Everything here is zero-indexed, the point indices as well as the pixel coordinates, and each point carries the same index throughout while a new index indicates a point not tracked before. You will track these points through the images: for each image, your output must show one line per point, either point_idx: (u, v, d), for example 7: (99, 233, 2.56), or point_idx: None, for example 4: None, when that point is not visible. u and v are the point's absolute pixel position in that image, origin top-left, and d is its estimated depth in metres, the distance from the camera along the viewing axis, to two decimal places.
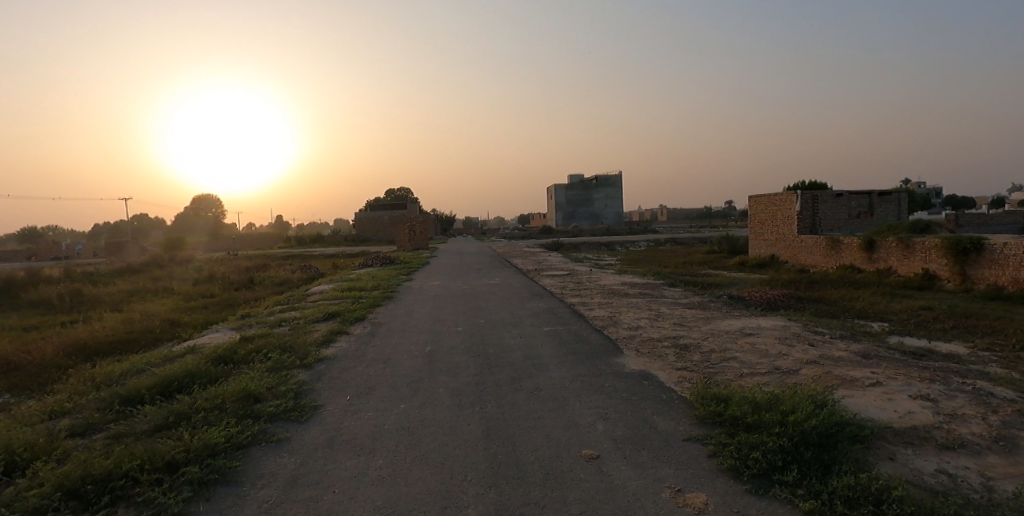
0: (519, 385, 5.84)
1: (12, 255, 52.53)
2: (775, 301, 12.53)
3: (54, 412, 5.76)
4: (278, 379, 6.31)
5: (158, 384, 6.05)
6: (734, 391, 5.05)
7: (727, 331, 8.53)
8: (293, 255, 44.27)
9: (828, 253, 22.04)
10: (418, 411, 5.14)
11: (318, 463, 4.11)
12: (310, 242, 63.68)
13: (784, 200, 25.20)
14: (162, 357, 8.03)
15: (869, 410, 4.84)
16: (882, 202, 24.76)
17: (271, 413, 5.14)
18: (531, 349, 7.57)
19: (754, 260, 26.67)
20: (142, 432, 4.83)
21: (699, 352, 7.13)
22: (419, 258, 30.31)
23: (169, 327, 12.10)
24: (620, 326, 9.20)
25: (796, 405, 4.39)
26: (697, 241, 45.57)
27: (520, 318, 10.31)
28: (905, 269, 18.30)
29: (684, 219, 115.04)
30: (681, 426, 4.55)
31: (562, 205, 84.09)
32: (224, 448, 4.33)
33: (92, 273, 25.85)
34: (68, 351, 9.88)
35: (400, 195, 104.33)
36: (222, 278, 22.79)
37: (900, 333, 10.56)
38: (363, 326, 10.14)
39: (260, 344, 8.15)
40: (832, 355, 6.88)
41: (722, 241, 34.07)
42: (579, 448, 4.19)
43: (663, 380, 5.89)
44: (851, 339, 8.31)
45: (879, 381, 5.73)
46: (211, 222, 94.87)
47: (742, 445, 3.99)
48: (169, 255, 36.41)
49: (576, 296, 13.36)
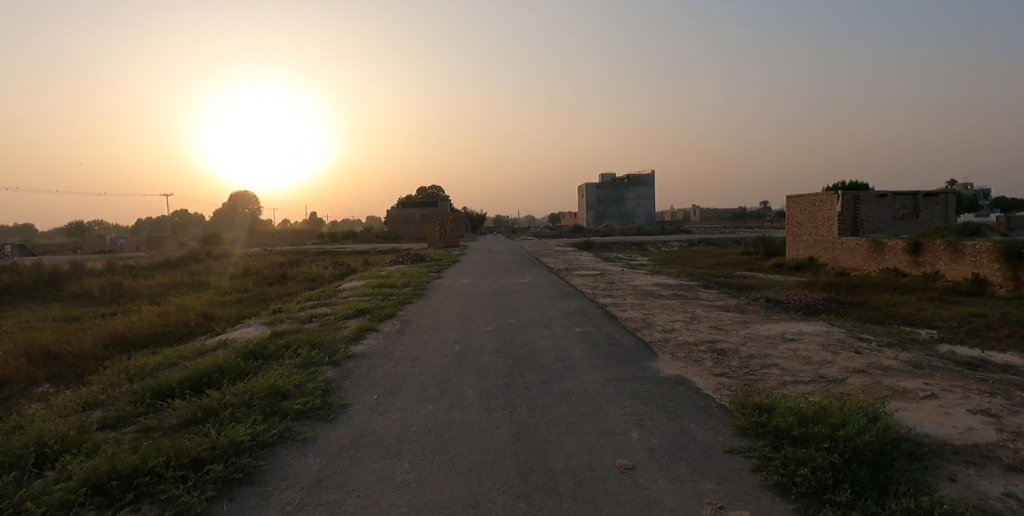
0: (549, 389, 5.67)
1: (60, 248, 54.81)
2: (815, 306, 12.02)
3: (89, 404, 5.85)
4: (306, 376, 6.27)
5: (188, 378, 6.08)
6: (777, 401, 4.79)
7: (767, 336, 8.17)
8: (326, 251, 44.96)
9: (871, 256, 21.20)
10: (445, 413, 5.02)
11: (343, 464, 4.01)
12: (342, 239, 64.66)
13: (824, 201, 24.36)
14: (194, 350, 8.12)
15: (925, 424, 4.50)
16: (929, 203, 23.70)
17: (297, 411, 5.08)
18: (561, 351, 7.39)
19: (792, 262, 25.87)
20: (170, 427, 4.83)
21: (738, 358, 6.84)
22: (449, 256, 30.28)
23: (203, 321, 12.29)
24: (654, 328, 8.94)
25: (847, 418, 4.09)
26: (731, 242, 44.60)
27: (550, 319, 10.12)
28: (953, 274, 17.42)
29: (717, 219, 112.78)
30: (721, 437, 4.30)
31: (592, 204, 83.05)
32: (249, 446, 4.27)
33: (133, 267, 26.71)
34: (106, 342, 10.11)
35: (431, 192, 105.19)
36: (256, 273, 23.22)
37: (951, 341, 9.99)
38: (392, 323, 10.10)
39: (290, 340, 8.16)
40: (881, 364, 6.50)
41: (757, 242, 33.16)
42: (612, 457, 4.00)
43: (700, 387, 5.64)
44: (900, 347, 7.86)
45: (934, 393, 5.35)
46: (247, 219, 97.28)
47: (788, 460, 3.73)
48: (207, 250, 37.31)
49: (608, 296, 13.12)
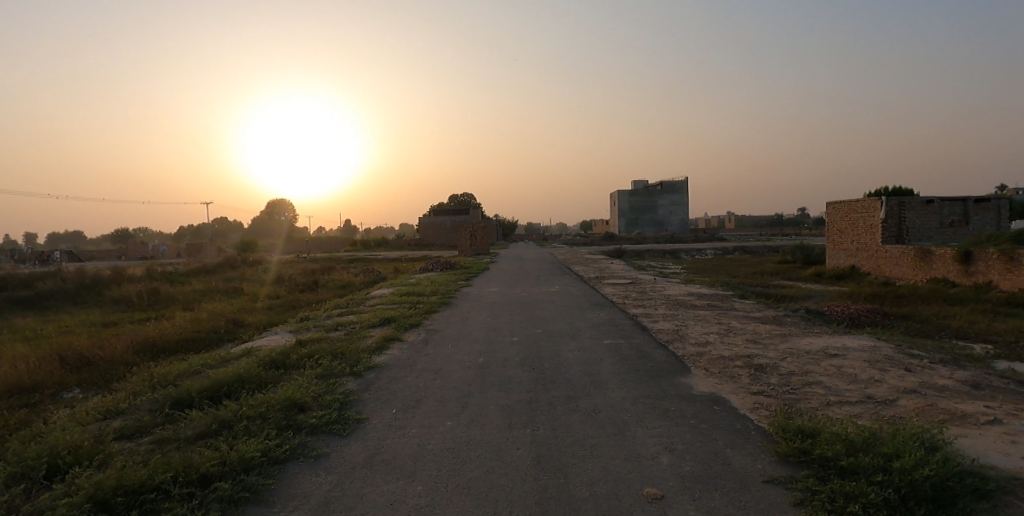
0: (574, 406, 5.40)
1: (106, 254, 56.95)
2: (858, 318, 11.40)
3: (110, 412, 5.85)
4: (326, 388, 6.13)
5: (207, 388, 6.01)
6: (822, 425, 4.42)
7: (808, 350, 7.70)
8: (359, 258, 45.61)
9: (917, 265, 20.19)
10: (464, 430, 4.81)
11: (353, 485, 3.83)
12: (374, 246, 65.48)
13: (867, 207, 23.38)
14: (219, 358, 8.12)
15: (990, 454, 4.06)
16: (980, 209, 22.47)
17: (312, 425, 4.94)
18: (589, 365, 7.09)
19: (832, 270, 24.90)
20: (184, 439, 4.75)
21: (777, 374, 6.44)
22: (479, 263, 30.32)
23: (233, 328, 12.40)
24: (687, 341, 8.56)
25: (901, 448, 3.71)
26: (768, 250, 43.41)
27: (578, 330, 9.84)
28: (1008, 284, 16.41)
29: (752, 226, 110.17)
30: (759, 464, 3.96)
31: (624, 211, 82.05)
32: (260, 462, 4.13)
33: (172, 273, 27.46)
34: (137, 349, 10.27)
35: (463, 200, 105.98)
36: (288, 280, 23.53)
37: (1009, 358, 9.29)
38: (417, 333, 9.97)
39: (314, 349, 8.07)
40: (935, 384, 5.99)
41: (795, 250, 32.06)
42: (640, 484, 3.72)
43: (737, 406, 5.30)
44: (955, 364, 7.29)
45: (997, 418, 4.86)
46: (284, 227, 99.70)
47: (836, 494, 3.39)
48: (244, 257, 38.17)
49: (639, 306, 12.76)
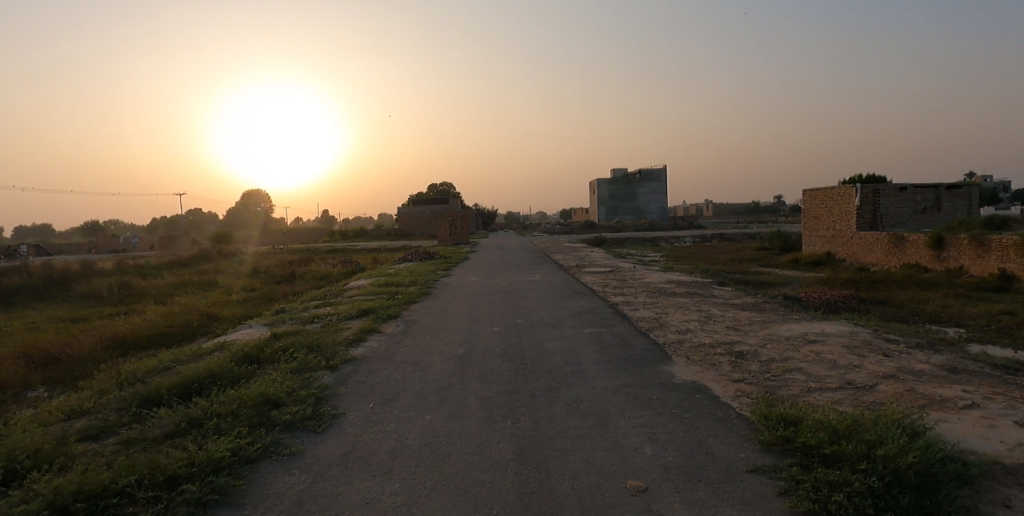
0: (555, 397, 5.32)
1: (76, 247, 55.40)
2: (835, 304, 11.52)
3: (75, 411, 5.60)
4: (301, 382, 5.96)
5: (178, 384, 5.79)
6: (804, 412, 4.40)
7: (788, 337, 7.74)
8: (337, 249, 45.00)
9: (891, 251, 20.56)
10: (443, 424, 4.69)
11: (328, 484, 3.69)
12: (353, 237, 64.75)
13: (842, 194, 23.71)
14: (190, 353, 7.85)
15: (969, 439, 4.07)
16: (952, 195, 22.91)
17: (286, 422, 4.77)
18: (570, 355, 7.02)
19: (808, 256, 25.24)
20: (152, 439, 4.56)
21: (758, 361, 6.44)
22: (459, 253, 30.06)
23: (207, 322, 12.08)
24: (667, 329, 8.55)
25: (884, 435, 3.69)
26: (745, 237, 43.94)
27: (559, 319, 9.77)
28: (978, 269, 16.77)
29: (730, 214, 111.45)
30: (742, 454, 3.92)
31: (604, 200, 82.36)
32: (230, 462, 3.96)
33: (144, 266, 26.76)
34: (106, 345, 9.94)
35: (443, 189, 105.41)
36: (265, 272, 23.10)
37: (981, 341, 9.46)
38: (395, 324, 9.80)
39: (289, 342, 7.86)
40: (913, 368, 6.04)
41: (773, 237, 32.42)
42: (623, 477, 3.64)
43: (719, 394, 5.27)
44: (931, 348, 7.37)
45: (975, 402, 4.90)
46: (260, 219, 97.85)
47: (819, 483, 3.35)
48: (219, 249, 37.36)
49: (620, 294, 12.76)
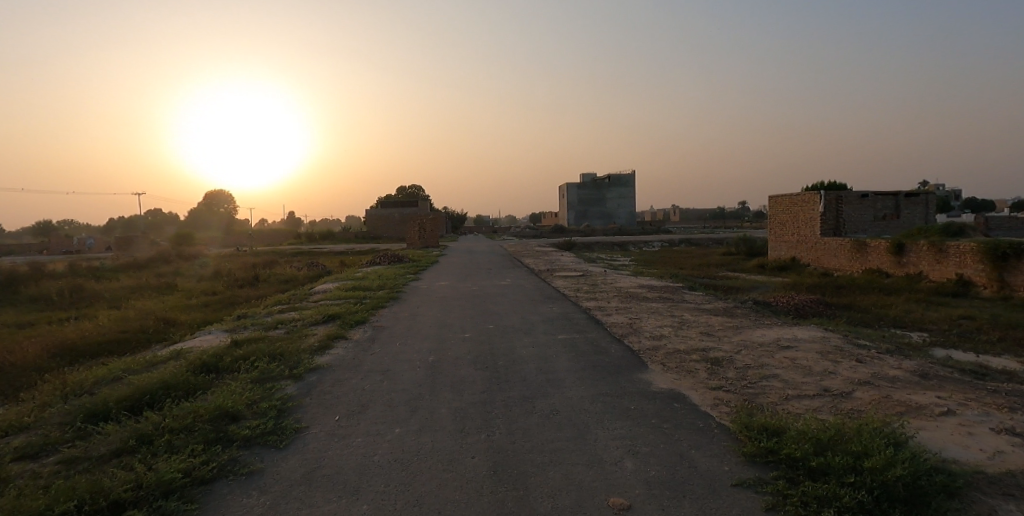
0: (531, 407, 5.13)
1: (26, 248, 52.85)
2: (804, 309, 11.66)
3: (13, 426, 5.14)
4: (262, 393, 5.62)
5: (128, 397, 5.38)
6: (786, 422, 4.32)
7: (761, 342, 7.72)
8: (303, 251, 43.93)
9: (854, 257, 21.08)
10: (414, 438, 4.45)
11: (290, 507, 3.42)
12: (320, 239, 63.54)
13: (807, 200, 24.24)
14: (143, 362, 7.37)
15: (950, 448, 4.03)
16: (910, 203, 23.65)
17: (245, 437, 4.45)
18: (544, 362, 6.84)
19: (774, 262, 25.73)
20: (97, 458, 4.18)
21: (734, 368, 6.37)
22: (429, 256, 29.66)
23: (163, 327, 11.49)
24: (642, 335, 8.45)
25: (870, 446, 3.62)
26: (712, 242, 44.72)
27: (532, 324, 9.60)
28: (937, 275, 17.30)
29: (697, 219, 113.52)
30: (725, 467, 3.79)
31: (574, 204, 82.86)
32: (182, 484, 3.64)
33: (98, 268, 25.60)
34: (53, 352, 9.33)
35: (412, 192, 104.45)
36: (227, 275, 22.35)
37: (944, 345, 9.67)
38: (363, 330, 9.48)
39: (250, 350, 7.47)
40: (886, 374, 6.06)
41: (739, 242, 32.95)
42: (605, 494, 3.46)
43: (697, 403, 5.17)
44: (900, 353, 7.45)
45: (950, 409, 4.91)
46: (223, 219, 95.11)
47: (807, 498, 3.25)
48: (179, 250, 36.03)
49: (592, 299, 12.67)
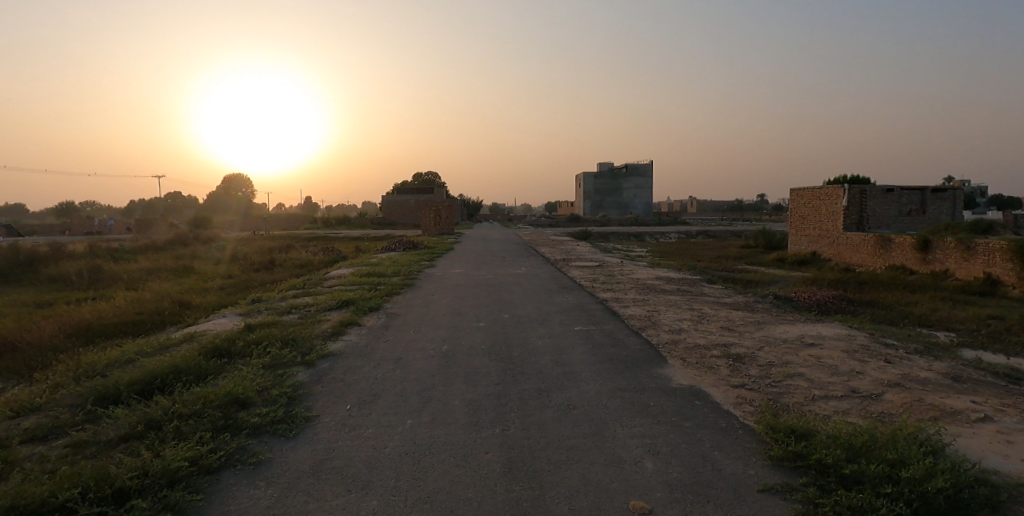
0: (546, 401, 4.98)
1: (49, 229, 53.75)
2: (826, 305, 11.34)
3: (23, 407, 5.10)
4: (273, 380, 5.55)
5: (139, 380, 5.33)
6: (816, 425, 4.11)
7: (785, 339, 7.48)
8: (319, 236, 44.13)
9: (877, 252, 20.57)
10: (426, 430, 4.33)
11: (297, 500, 3.31)
12: (336, 224, 63.80)
13: (830, 194, 23.68)
14: (156, 344, 7.35)
15: (990, 457, 3.81)
16: (937, 198, 22.98)
17: (254, 425, 4.36)
18: (560, 355, 6.68)
19: (794, 255, 25.25)
20: (105, 443, 4.12)
21: (757, 365, 6.15)
22: (444, 243, 29.60)
23: (178, 309, 11.53)
24: (660, 328, 8.25)
25: (907, 455, 3.41)
26: (730, 234, 44.17)
27: (547, 315, 9.43)
28: (963, 273, 16.80)
29: (713, 210, 112.21)
30: (751, 470, 3.61)
31: (591, 193, 81.65)
32: (188, 474, 3.55)
33: (117, 249, 25.89)
34: (68, 332, 9.38)
35: (428, 179, 104.61)
36: (243, 258, 22.46)
37: (973, 346, 9.34)
38: (377, 317, 9.40)
39: (262, 335, 7.40)
40: (917, 376, 5.81)
41: (758, 235, 32.42)
42: (624, 496, 3.30)
43: (720, 401, 4.98)
44: (929, 354, 7.16)
45: (988, 415, 4.66)
46: (241, 203, 95.93)
47: (840, 508, 3.07)
48: (196, 233, 36.32)
49: (608, 290, 12.48)
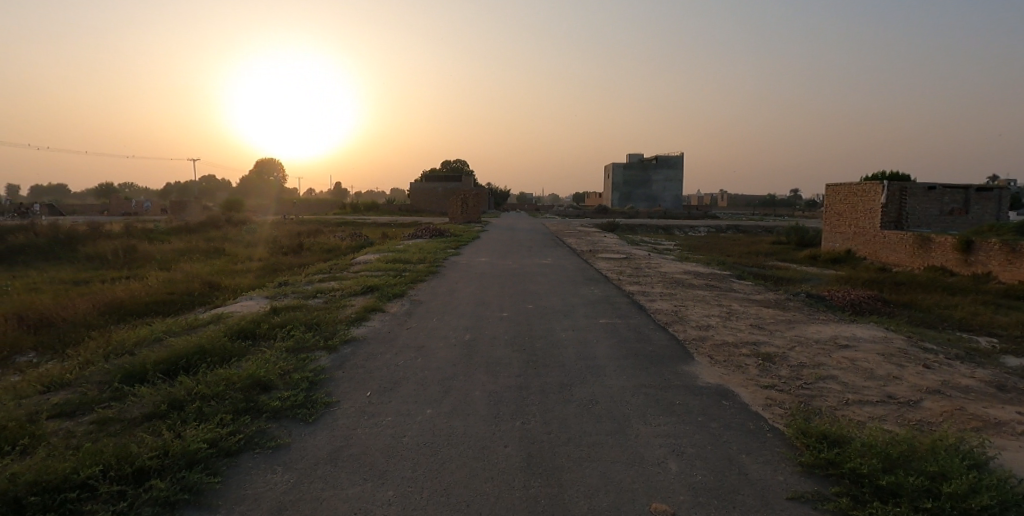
0: (568, 395, 4.89)
1: (90, 209, 55.47)
2: (861, 305, 10.97)
3: (54, 383, 5.23)
4: (295, 363, 5.57)
5: (165, 360, 5.41)
6: (850, 431, 3.93)
7: (817, 339, 7.23)
8: (347, 222, 44.65)
9: (915, 252, 19.85)
10: (445, 421, 4.28)
11: (313, 487, 3.28)
12: (364, 210, 64.45)
13: (867, 190, 22.90)
14: (184, 325, 7.47)
15: None
16: (982, 197, 22.01)
17: (274, 409, 4.37)
18: (584, 348, 6.57)
19: (828, 253, 24.56)
20: (129, 421, 4.17)
21: (788, 366, 5.95)
22: (470, 232, 29.62)
23: (208, 291, 11.74)
24: (687, 324, 8.06)
25: (950, 468, 3.22)
26: (761, 230, 43.26)
27: (572, 307, 9.32)
28: (1008, 276, 16.08)
29: (744, 205, 109.98)
30: (780, 477, 3.46)
31: (619, 185, 81.84)
32: (206, 455, 3.56)
33: (152, 230, 26.60)
34: (103, 309, 9.63)
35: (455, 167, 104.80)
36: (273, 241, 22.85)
37: (1017, 353, 8.91)
38: (400, 303, 9.41)
39: (287, 318, 7.45)
40: (958, 383, 5.54)
41: (790, 231, 31.61)
42: (647, 498, 3.20)
43: (748, 402, 4.82)
44: (971, 360, 6.83)
45: None
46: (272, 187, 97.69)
47: None
48: (229, 216, 37.05)
49: (635, 283, 12.29)
